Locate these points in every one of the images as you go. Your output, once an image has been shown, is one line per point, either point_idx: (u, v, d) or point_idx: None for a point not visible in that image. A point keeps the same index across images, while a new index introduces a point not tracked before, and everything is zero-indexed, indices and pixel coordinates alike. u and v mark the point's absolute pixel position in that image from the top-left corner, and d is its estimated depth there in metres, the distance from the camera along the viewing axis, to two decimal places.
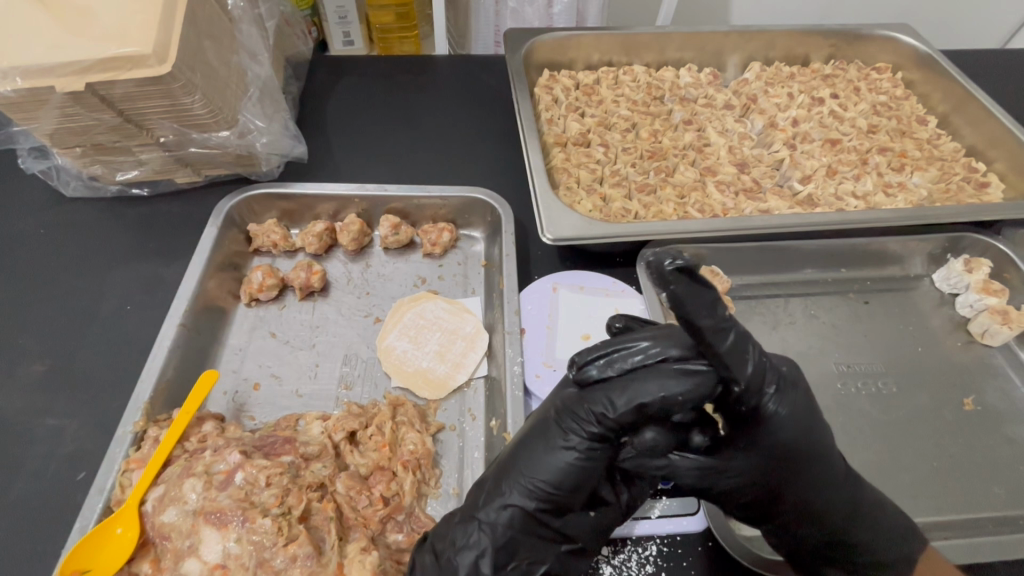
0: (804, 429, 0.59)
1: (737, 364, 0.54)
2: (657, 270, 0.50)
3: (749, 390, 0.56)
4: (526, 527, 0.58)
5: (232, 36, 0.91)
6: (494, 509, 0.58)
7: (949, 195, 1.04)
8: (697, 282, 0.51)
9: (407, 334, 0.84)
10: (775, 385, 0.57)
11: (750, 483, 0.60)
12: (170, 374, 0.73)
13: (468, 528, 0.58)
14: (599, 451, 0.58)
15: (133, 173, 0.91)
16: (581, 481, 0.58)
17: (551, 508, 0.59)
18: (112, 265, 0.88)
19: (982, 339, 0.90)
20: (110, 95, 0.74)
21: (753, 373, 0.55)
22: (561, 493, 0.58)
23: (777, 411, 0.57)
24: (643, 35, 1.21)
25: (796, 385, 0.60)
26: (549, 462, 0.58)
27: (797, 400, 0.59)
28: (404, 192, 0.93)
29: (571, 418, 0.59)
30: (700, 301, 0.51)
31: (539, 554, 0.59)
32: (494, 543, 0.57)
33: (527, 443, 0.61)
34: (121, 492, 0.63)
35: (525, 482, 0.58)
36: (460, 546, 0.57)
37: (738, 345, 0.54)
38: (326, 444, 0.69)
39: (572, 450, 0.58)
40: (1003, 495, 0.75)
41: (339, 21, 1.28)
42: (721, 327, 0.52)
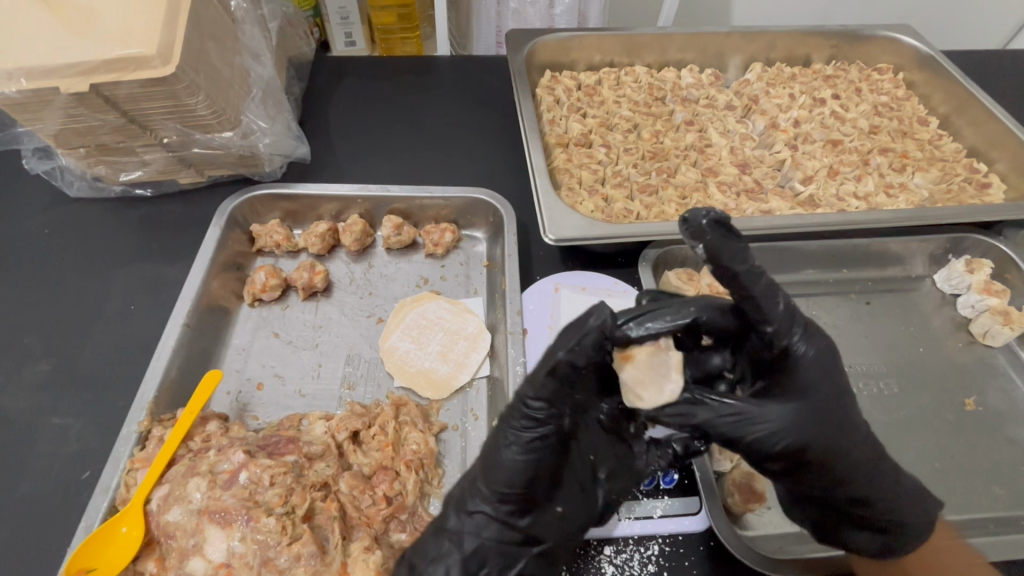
0: (829, 381, 0.57)
1: (767, 305, 0.55)
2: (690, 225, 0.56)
3: (778, 332, 0.56)
4: (493, 532, 0.58)
5: (235, 37, 0.91)
6: (459, 518, 0.58)
7: (950, 196, 1.05)
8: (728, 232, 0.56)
9: (409, 334, 0.84)
10: (802, 326, 0.57)
11: (781, 441, 0.55)
12: (174, 374, 0.74)
13: (439, 539, 0.58)
14: (540, 443, 0.56)
15: (137, 174, 0.92)
16: (533, 476, 0.57)
17: (511, 509, 0.57)
18: (115, 265, 0.88)
19: (982, 340, 0.91)
20: (114, 95, 0.75)
21: (783, 316, 0.56)
22: (518, 493, 0.57)
23: (806, 352, 0.57)
24: (645, 36, 1.21)
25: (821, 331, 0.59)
26: (497, 463, 0.57)
27: (823, 346, 0.58)
28: (407, 193, 0.93)
29: (504, 417, 0.58)
30: (733, 249, 0.55)
31: (510, 558, 0.58)
32: (462, 553, 0.57)
33: (481, 447, 0.60)
34: (126, 491, 0.63)
35: (480, 487, 0.58)
36: (432, 557, 0.58)
37: (770, 289, 0.56)
38: (330, 443, 0.69)
39: (515, 447, 0.56)
40: (1004, 495, 0.75)
41: (341, 22, 1.28)
42: (753, 273, 0.55)
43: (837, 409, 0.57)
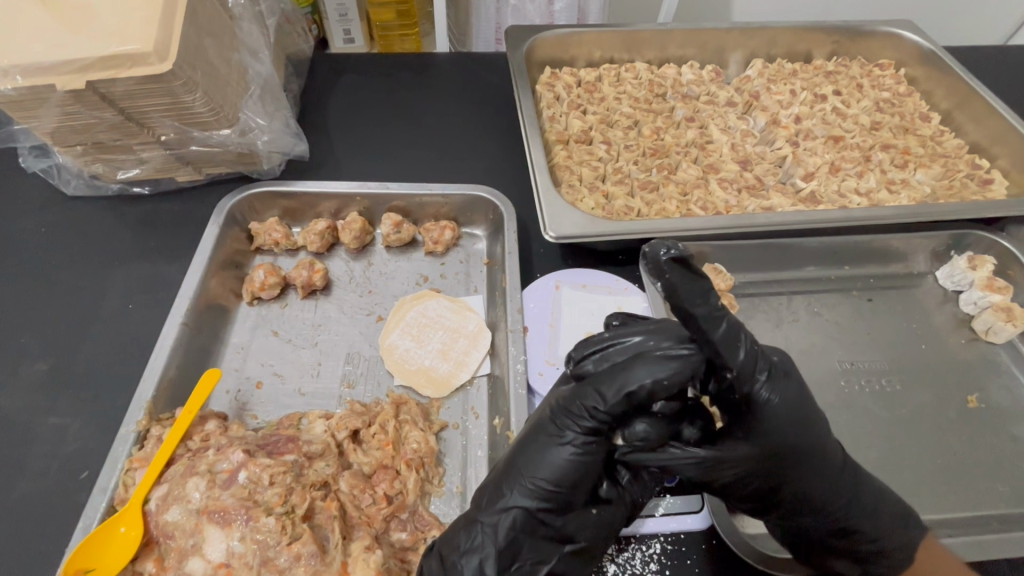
0: (797, 420, 0.57)
1: (727, 350, 0.54)
2: (651, 261, 0.54)
3: (742, 376, 0.55)
4: (529, 528, 0.57)
5: (233, 33, 0.90)
6: (497, 510, 0.57)
7: (952, 192, 1.04)
8: (689, 272, 0.54)
9: (409, 332, 0.84)
10: (766, 372, 0.56)
11: (746, 480, 0.59)
12: (172, 373, 0.73)
13: (472, 531, 0.57)
14: (596, 446, 0.57)
15: (134, 172, 0.91)
16: (580, 477, 0.57)
17: (552, 508, 0.57)
18: (113, 264, 0.88)
19: (984, 337, 0.90)
20: (110, 92, 0.74)
21: (745, 361, 0.55)
22: (562, 491, 0.57)
23: (770, 399, 0.56)
24: (645, 32, 1.20)
25: (785, 373, 0.58)
26: (548, 459, 0.57)
27: (788, 390, 0.57)
28: (406, 191, 0.93)
29: (564, 415, 0.58)
30: (692, 292, 0.53)
31: (542, 554, 0.58)
32: (496, 545, 0.56)
33: (527, 442, 0.60)
34: (124, 491, 0.62)
35: (527, 481, 0.57)
36: (464, 549, 0.57)
37: (731, 333, 0.54)
38: (329, 442, 0.69)
39: (569, 445, 0.57)
40: (1006, 493, 0.74)
41: (339, 18, 1.27)
42: (714, 315, 0.53)
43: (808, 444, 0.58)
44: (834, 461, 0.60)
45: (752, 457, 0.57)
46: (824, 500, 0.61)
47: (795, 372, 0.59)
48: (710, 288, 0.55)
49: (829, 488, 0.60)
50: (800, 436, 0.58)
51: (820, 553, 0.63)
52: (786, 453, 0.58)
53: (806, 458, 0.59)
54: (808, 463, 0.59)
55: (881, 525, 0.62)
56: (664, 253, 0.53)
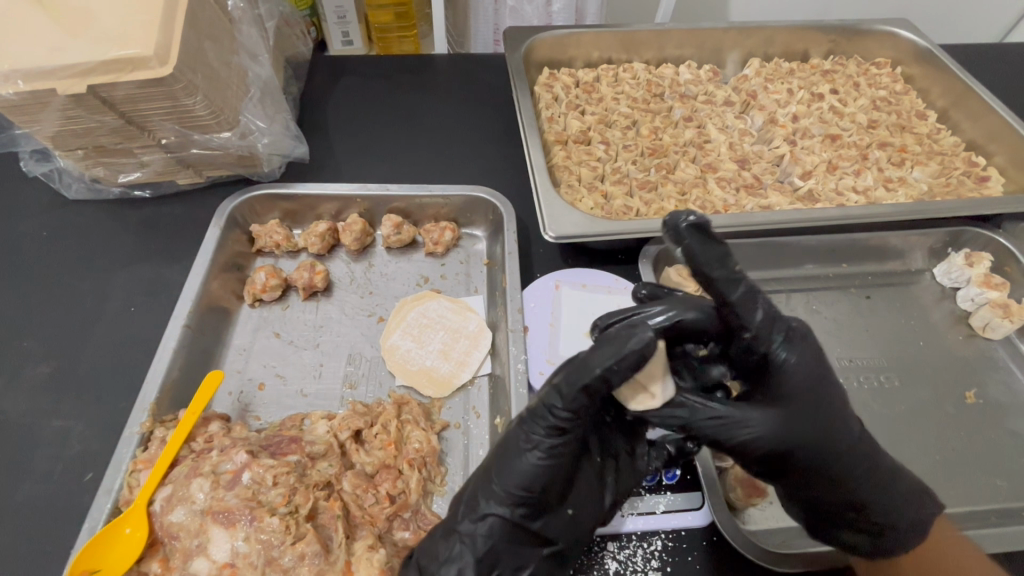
0: (813, 382, 0.60)
1: (745, 310, 0.58)
2: (673, 228, 0.61)
3: (759, 338, 0.59)
4: (507, 534, 0.58)
5: (233, 36, 0.91)
6: (472, 520, 0.59)
7: (949, 189, 1.04)
8: (709, 238, 0.60)
9: (410, 333, 0.84)
10: (783, 334, 0.60)
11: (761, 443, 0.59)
12: (176, 375, 0.73)
13: (451, 541, 0.59)
14: (563, 447, 0.57)
15: (136, 175, 0.92)
16: (550, 479, 0.58)
17: (527, 511, 0.58)
18: (115, 267, 0.88)
19: (982, 333, 0.91)
20: (112, 97, 0.75)
21: (762, 321, 0.59)
22: (534, 495, 0.58)
23: (787, 359, 0.60)
24: (643, 33, 1.21)
25: (805, 336, 0.62)
26: (515, 465, 0.58)
27: (805, 353, 0.61)
28: (406, 192, 0.93)
29: (529, 420, 0.58)
30: (710, 254, 0.59)
31: (521, 559, 0.59)
32: (475, 553, 0.58)
33: (498, 448, 0.60)
34: (129, 492, 0.63)
35: (498, 490, 0.58)
36: (444, 559, 0.58)
37: (750, 294, 0.59)
38: (332, 442, 0.69)
39: (535, 450, 0.58)
40: (1005, 487, 0.75)
41: (338, 21, 1.28)
42: (733, 276, 0.59)
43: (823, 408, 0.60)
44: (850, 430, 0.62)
45: (771, 416, 0.59)
46: (837, 471, 0.61)
47: (812, 339, 0.62)
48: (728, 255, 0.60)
49: (842, 458, 0.61)
50: (815, 401, 0.60)
51: (828, 527, 0.64)
52: (806, 415, 0.59)
53: (821, 421, 0.60)
54: (824, 428, 0.60)
55: (886, 506, 0.63)
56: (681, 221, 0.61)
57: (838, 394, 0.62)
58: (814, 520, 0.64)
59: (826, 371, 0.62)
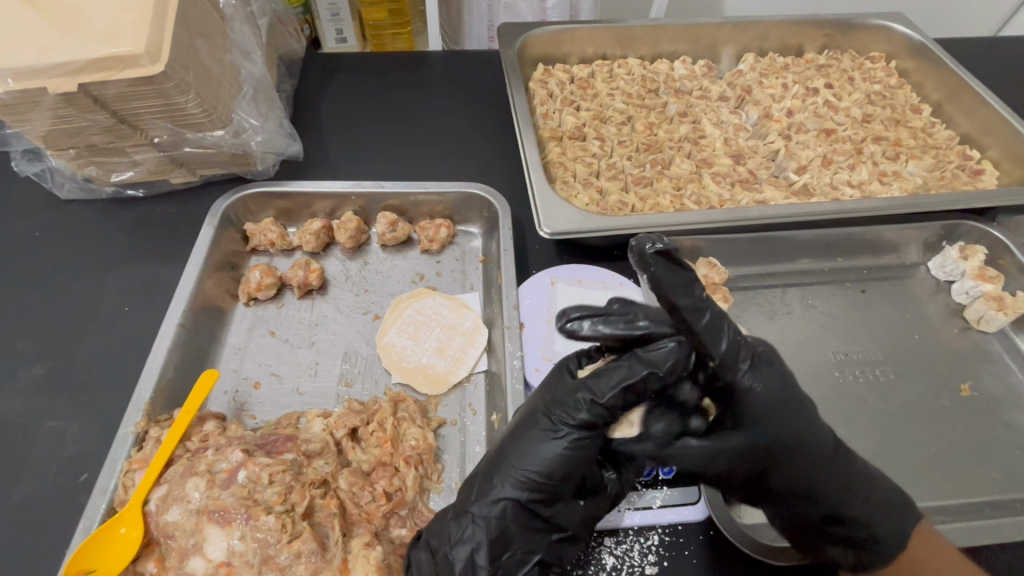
0: (779, 407, 0.59)
1: (710, 339, 0.55)
2: (638, 253, 0.55)
3: (725, 365, 0.56)
4: (521, 519, 0.58)
5: (225, 34, 0.90)
6: (487, 501, 0.58)
7: (943, 182, 1.04)
8: (675, 264, 0.55)
9: (406, 330, 0.84)
10: (749, 360, 0.57)
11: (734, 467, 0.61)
12: (170, 374, 0.73)
13: (463, 522, 0.58)
14: (587, 440, 0.59)
15: (128, 174, 0.91)
16: (570, 469, 0.58)
17: (542, 497, 0.59)
18: (109, 267, 0.88)
19: (977, 326, 0.91)
20: (103, 95, 0.74)
21: (728, 349, 0.56)
22: (552, 482, 0.58)
23: (752, 386, 0.57)
24: (637, 28, 1.21)
25: (771, 361, 0.59)
26: (539, 450, 0.59)
27: (772, 378, 0.58)
28: (401, 189, 0.93)
29: (557, 408, 0.59)
30: (676, 282, 0.55)
31: (532, 544, 0.58)
32: (487, 535, 0.57)
33: (519, 434, 0.61)
34: (124, 493, 0.62)
35: (519, 472, 0.59)
36: (455, 540, 0.58)
37: (715, 322, 0.55)
38: (328, 440, 0.69)
39: (560, 438, 0.58)
40: (999, 479, 0.75)
41: (331, 18, 1.27)
42: (698, 305, 0.55)
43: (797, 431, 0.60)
44: (824, 446, 0.61)
45: (738, 442, 0.60)
46: (817, 484, 0.62)
47: (778, 362, 0.60)
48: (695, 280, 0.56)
49: (820, 474, 0.62)
50: (785, 427, 0.59)
51: (816, 545, 0.64)
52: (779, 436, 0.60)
53: (792, 446, 0.60)
54: (801, 447, 0.60)
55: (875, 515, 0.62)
56: (647, 248, 0.55)
57: (812, 409, 0.61)
58: (801, 536, 0.64)
59: (794, 392, 0.60)
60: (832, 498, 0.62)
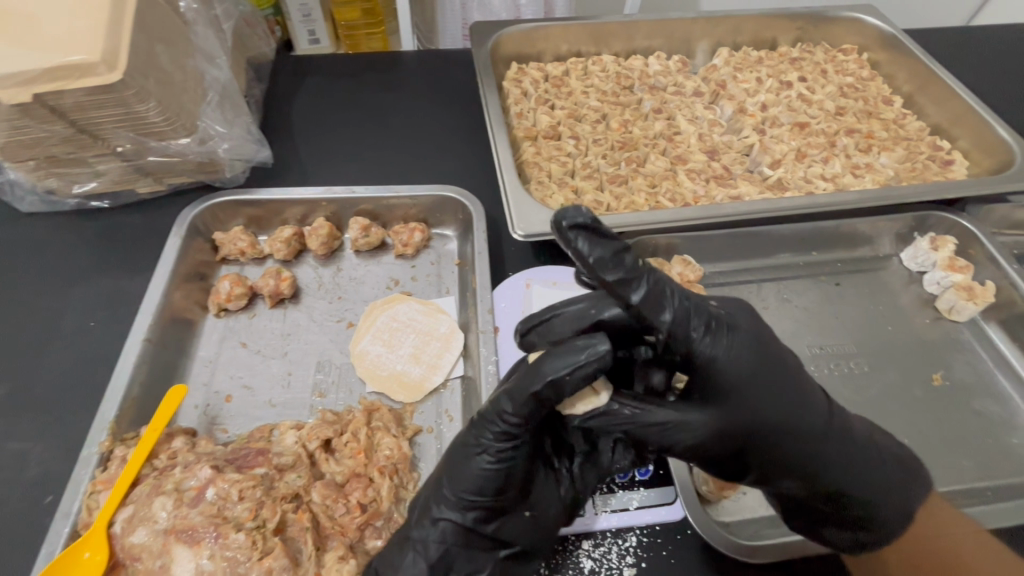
0: (744, 379, 0.59)
1: (651, 309, 0.54)
2: (558, 229, 0.53)
3: (676, 335, 0.56)
4: (461, 539, 0.59)
5: (187, 39, 0.88)
6: (425, 527, 0.60)
7: (915, 174, 1.05)
8: (601, 237, 0.54)
9: (380, 337, 0.83)
10: (702, 329, 0.57)
11: (704, 444, 0.58)
12: (137, 391, 0.71)
13: (403, 551, 0.59)
14: (512, 451, 0.58)
15: (91, 185, 0.89)
16: (501, 484, 0.58)
17: (479, 516, 0.59)
18: (73, 281, 0.86)
19: (948, 315, 0.92)
20: (60, 105, 0.72)
21: (675, 319, 0.55)
22: (486, 499, 0.59)
23: (711, 354, 0.57)
24: (611, 24, 1.20)
25: (731, 330, 0.59)
26: (467, 471, 0.59)
27: (733, 343, 0.58)
28: (373, 194, 0.92)
29: (479, 423, 0.58)
30: (605, 254, 0.53)
31: (477, 563, 0.60)
32: (427, 561, 0.58)
33: (450, 455, 0.61)
34: (88, 515, 0.61)
35: (451, 495, 0.59)
36: (397, 567, 0.59)
37: (654, 291, 0.55)
38: (301, 453, 0.68)
39: (485, 455, 0.58)
40: (972, 467, 0.76)
41: (303, 19, 1.25)
42: (629, 275, 0.54)
43: (783, 403, 0.60)
44: (818, 419, 0.62)
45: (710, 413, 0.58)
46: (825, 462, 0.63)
47: (738, 327, 0.60)
48: (626, 248, 0.55)
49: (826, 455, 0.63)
50: (757, 394, 0.59)
51: (809, 526, 0.64)
52: (758, 401, 0.59)
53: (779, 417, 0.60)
54: (802, 418, 0.61)
55: (857, 478, 0.64)
56: (568, 222, 0.53)
57: (790, 371, 0.62)
58: (793, 515, 0.65)
59: (761, 363, 0.60)
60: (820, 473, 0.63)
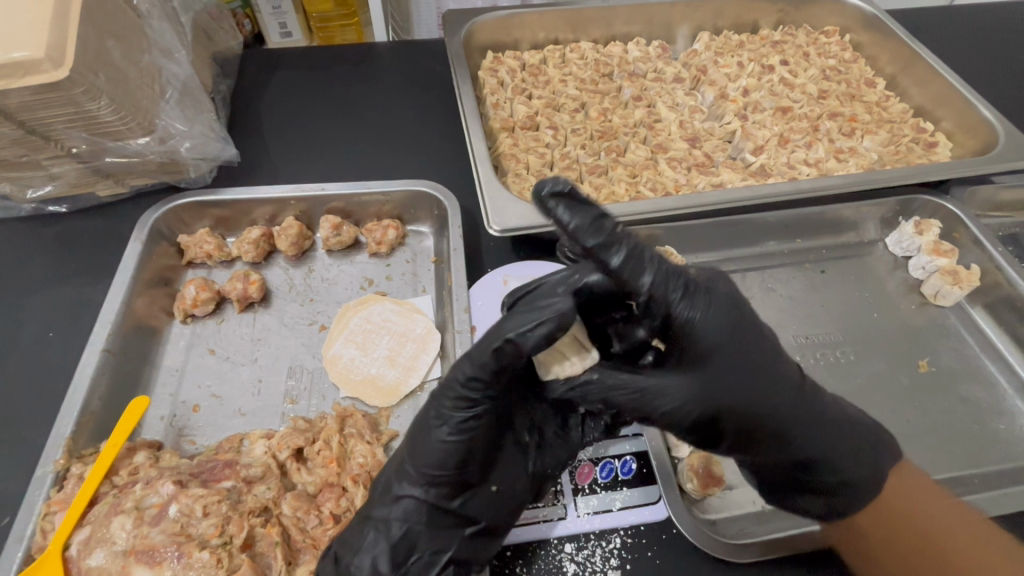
0: (732, 344, 0.57)
1: (633, 274, 0.52)
2: (536, 198, 0.52)
3: (656, 299, 0.54)
4: (424, 517, 0.58)
5: (142, 33, 0.84)
6: (388, 504, 0.58)
7: (899, 157, 1.04)
8: (578, 204, 0.52)
9: (353, 340, 0.80)
10: (684, 291, 0.55)
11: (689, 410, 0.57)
12: (96, 405, 0.68)
13: (364, 531, 0.58)
14: (474, 424, 0.56)
15: (46, 189, 0.85)
16: (464, 456, 0.57)
17: (444, 491, 0.58)
18: (31, 290, 0.82)
19: (934, 300, 0.91)
20: (5, 106, 0.68)
21: (654, 281, 0.53)
22: (450, 474, 0.57)
23: (691, 316, 0.55)
24: (588, 10, 1.16)
25: (709, 292, 0.57)
26: (427, 446, 0.57)
27: (711, 305, 0.56)
28: (344, 191, 0.89)
29: (439, 398, 0.56)
30: (583, 221, 0.51)
31: (441, 543, 0.58)
32: (390, 540, 0.57)
33: (411, 432, 0.59)
34: (43, 538, 0.58)
35: (415, 472, 0.58)
36: (357, 549, 0.57)
37: (633, 256, 0.52)
38: (270, 463, 0.65)
39: (445, 428, 0.56)
40: (960, 456, 0.75)
41: (272, 11, 1.21)
42: (610, 239, 0.51)
43: (766, 363, 0.59)
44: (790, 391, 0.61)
45: (693, 380, 0.57)
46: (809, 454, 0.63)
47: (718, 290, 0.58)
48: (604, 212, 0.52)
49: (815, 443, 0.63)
50: (737, 361, 0.58)
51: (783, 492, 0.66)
52: (742, 368, 0.58)
53: (764, 381, 0.59)
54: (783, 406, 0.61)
55: (833, 451, 0.63)
56: (546, 189, 0.51)
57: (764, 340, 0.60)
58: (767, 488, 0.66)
59: (742, 325, 0.58)
60: (798, 443, 0.62)
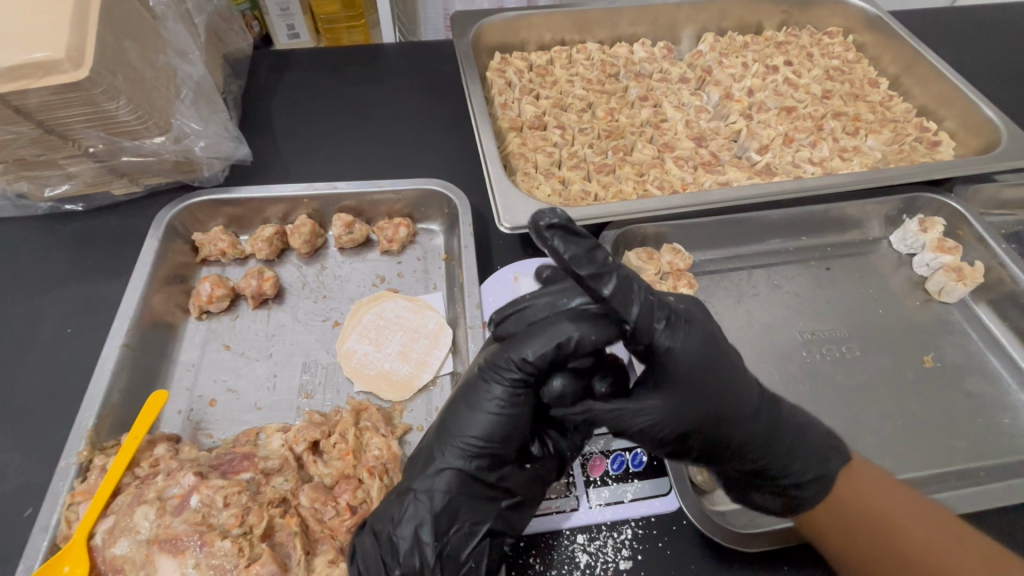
0: (709, 368, 0.57)
1: (621, 304, 0.52)
2: (534, 228, 0.52)
3: (640, 328, 0.54)
4: (465, 488, 0.59)
5: (157, 34, 0.85)
6: (428, 477, 0.59)
7: (902, 156, 1.05)
8: (573, 235, 0.52)
9: (367, 336, 0.81)
10: (665, 320, 0.55)
11: (660, 428, 0.57)
12: (116, 399, 0.69)
13: (404, 502, 0.59)
14: (522, 399, 0.58)
15: (64, 188, 0.86)
16: (509, 430, 0.59)
17: (486, 464, 0.60)
18: (49, 287, 0.83)
19: (938, 297, 0.92)
20: (25, 105, 0.69)
21: (641, 313, 0.53)
22: (494, 446, 0.59)
23: (672, 347, 0.55)
24: (595, 12, 1.18)
25: (691, 321, 0.57)
26: (475, 417, 0.59)
27: (690, 335, 0.56)
28: (357, 189, 0.90)
29: (490, 370, 0.58)
30: (577, 252, 0.51)
31: (479, 514, 0.59)
32: (431, 511, 0.58)
33: (455, 404, 0.61)
34: (68, 527, 0.59)
35: (458, 444, 0.59)
36: (398, 520, 0.58)
37: (623, 287, 0.53)
38: (287, 456, 0.67)
39: (495, 401, 0.58)
40: (963, 448, 0.76)
41: (281, 13, 1.22)
42: (601, 271, 0.52)
43: (739, 387, 0.59)
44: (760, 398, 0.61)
45: (667, 401, 0.57)
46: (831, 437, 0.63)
47: (696, 320, 0.58)
48: (598, 245, 0.53)
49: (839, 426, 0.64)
50: (711, 387, 0.57)
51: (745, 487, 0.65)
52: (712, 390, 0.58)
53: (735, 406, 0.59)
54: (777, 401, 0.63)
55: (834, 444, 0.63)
56: (543, 221, 0.51)
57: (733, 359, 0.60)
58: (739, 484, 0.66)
59: (720, 353, 0.58)
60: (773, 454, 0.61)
